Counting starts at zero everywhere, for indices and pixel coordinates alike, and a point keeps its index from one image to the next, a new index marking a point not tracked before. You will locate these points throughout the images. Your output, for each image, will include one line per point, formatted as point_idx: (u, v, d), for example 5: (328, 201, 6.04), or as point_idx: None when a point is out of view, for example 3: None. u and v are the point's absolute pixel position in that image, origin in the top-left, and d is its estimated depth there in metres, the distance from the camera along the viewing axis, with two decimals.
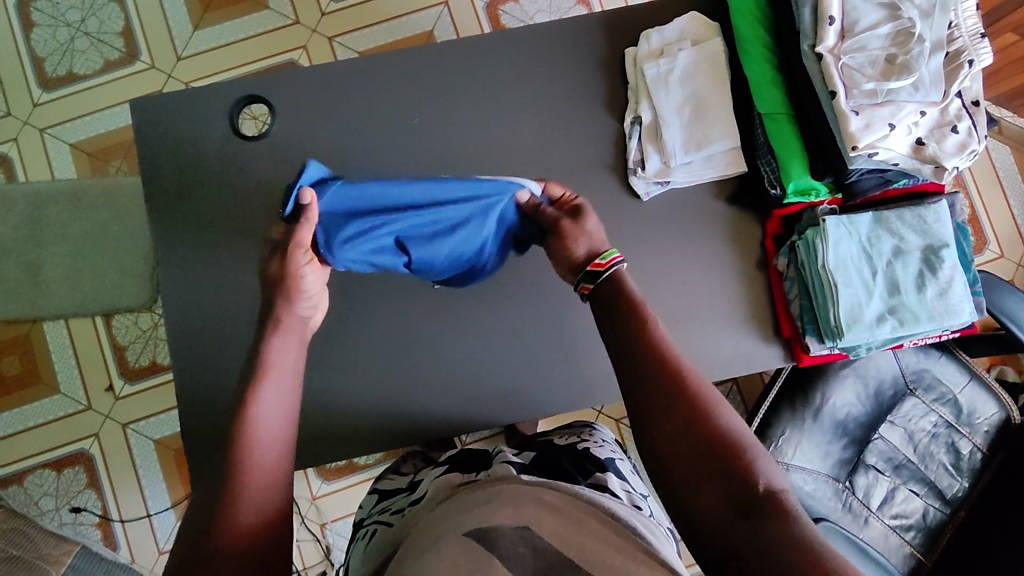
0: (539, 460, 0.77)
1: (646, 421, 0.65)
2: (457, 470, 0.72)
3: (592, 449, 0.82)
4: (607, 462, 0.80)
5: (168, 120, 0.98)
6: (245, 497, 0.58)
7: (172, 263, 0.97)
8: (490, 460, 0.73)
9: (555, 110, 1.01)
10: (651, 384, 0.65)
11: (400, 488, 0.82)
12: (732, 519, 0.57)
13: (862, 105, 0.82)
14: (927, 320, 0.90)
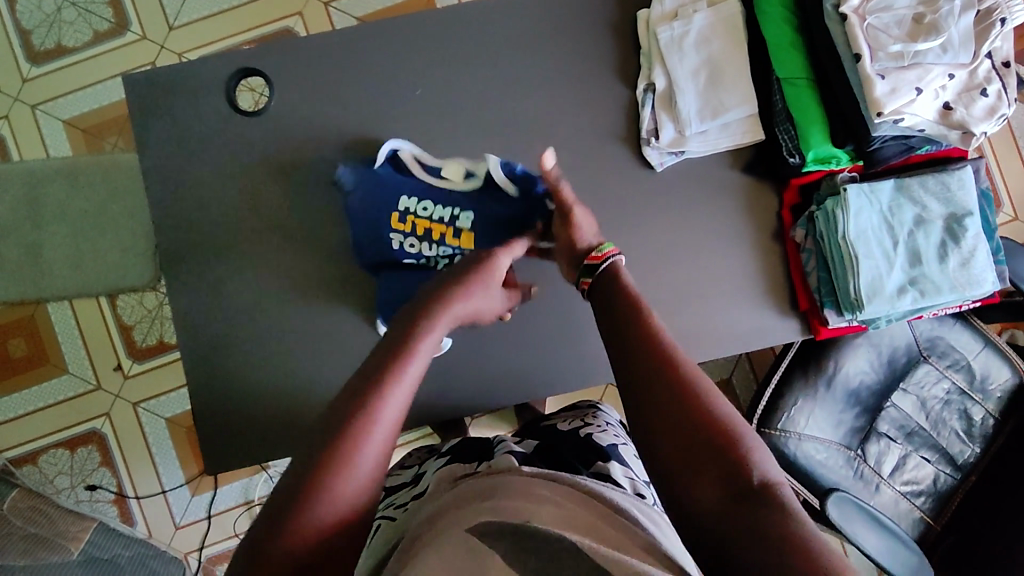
0: (541, 449, 0.75)
1: (639, 410, 0.61)
2: (458, 462, 0.71)
3: (594, 435, 0.79)
4: (608, 448, 0.77)
5: (165, 97, 0.95)
6: (341, 494, 0.50)
7: (176, 246, 0.95)
8: (489, 452, 0.72)
9: (564, 78, 0.97)
10: (646, 377, 0.62)
11: (404, 481, 0.81)
12: (726, 513, 0.52)
13: (888, 69, 0.78)
14: (950, 291, 0.88)
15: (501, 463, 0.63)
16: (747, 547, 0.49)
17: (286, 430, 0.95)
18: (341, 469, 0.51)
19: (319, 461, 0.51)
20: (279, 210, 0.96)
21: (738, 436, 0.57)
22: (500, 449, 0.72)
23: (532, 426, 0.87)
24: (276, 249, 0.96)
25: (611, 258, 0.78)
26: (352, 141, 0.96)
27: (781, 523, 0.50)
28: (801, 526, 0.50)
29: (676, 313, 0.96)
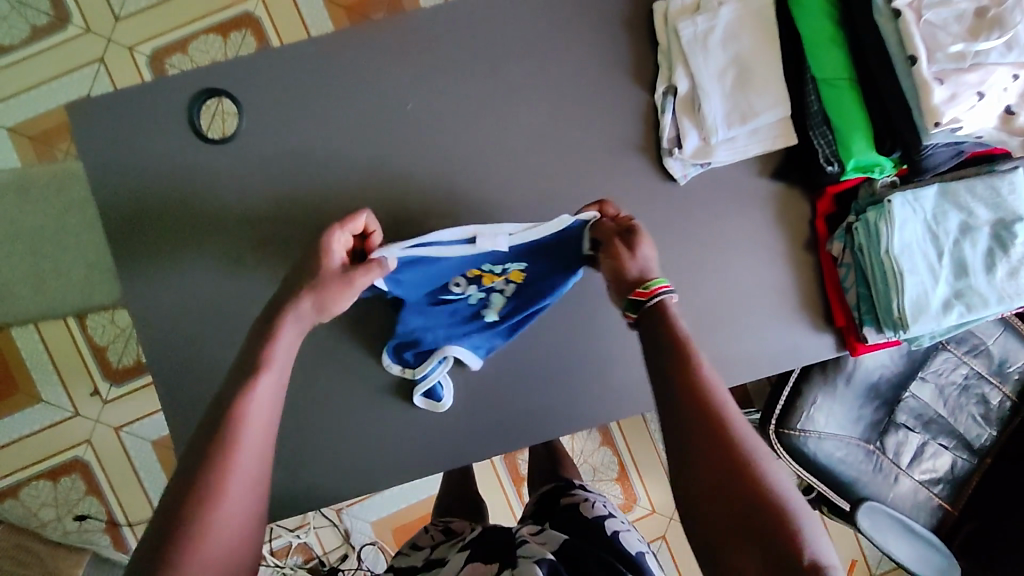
0: (565, 549, 0.65)
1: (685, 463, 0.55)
2: (481, 559, 0.65)
3: (622, 537, 0.70)
4: (639, 558, 0.67)
5: (120, 124, 0.82)
6: (205, 549, 0.49)
7: (148, 294, 0.84)
8: (514, 554, 0.63)
9: (574, 82, 0.87)
10: (691, 428, 0.56)
11: (417, 568, 0.74)
12: None
13: (946, 71, 0.70)
14: (997, 303, 0.82)
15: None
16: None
17: (289, 490, 0.86)
18: (199, 532, 0.50)
19: (174, 518, 0.50)
20: (262, 247, 0.85)
21: (782, 511, 0.51)
22: (526, 552, 0.62)
23: (551, 510, 0.80)
24: (259, 291, 0.85)
25: (661, 295, 0.64)
26: (339, 164, 0.85)
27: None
28: None
29: (705, 337, 0.89)
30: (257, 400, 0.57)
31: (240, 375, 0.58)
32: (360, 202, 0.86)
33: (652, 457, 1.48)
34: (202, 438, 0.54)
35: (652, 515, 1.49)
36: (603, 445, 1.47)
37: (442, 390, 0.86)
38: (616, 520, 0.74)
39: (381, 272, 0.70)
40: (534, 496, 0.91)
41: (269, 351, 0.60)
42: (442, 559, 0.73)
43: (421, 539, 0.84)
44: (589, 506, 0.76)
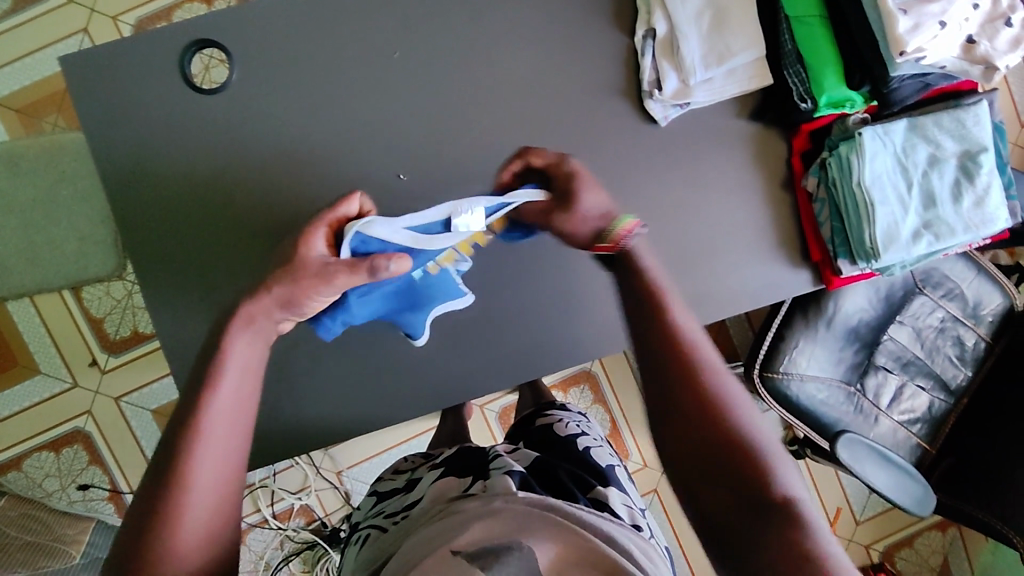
0: (536, 464, 0.67)
1: (666, 412, 0.62)
2: (455, 474, 0.67)
3: (592, 453, 0.73)
4: (607, 470, 0.70)
5: (110, 79, 0.84)
6: (182, 543, 0.53)
7: (146, 246, 0.86)
8: (487, 467, 0.65)
9: (556, 28, 0.90)
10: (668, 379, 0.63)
11: (397, 488, 0.77)
12: (741, 522, 0.56)
13: (909, 3, 0.73)
14: (964, 231, 0.86)
15: (498, 484, 0.57)
16: (753, 551, 0.54)
17: (292, 433, 0.89)
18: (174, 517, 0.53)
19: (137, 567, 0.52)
20: (256, 196, 0.87)
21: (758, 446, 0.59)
22: (498, 464, 0.64)
23: (526, 429, 0.84)
24: (255, 238, 0.88)
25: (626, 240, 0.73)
26: (330, 114, 0.87)
27: (787, 534, 0.53)
28: (815, 541, 0.54)
29: (689, 275, 0.92)
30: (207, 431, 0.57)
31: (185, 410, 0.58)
32: (350, 150, 0.88)
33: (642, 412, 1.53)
34: (163, 456, 0.56)
35: (644, 469, 1.53)
36: (594, 402, 1.51)
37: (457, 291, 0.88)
38: (588, 438, 0.78)
39: (365, 278, 0.68)
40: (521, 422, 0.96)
41: (218, 372, 0.60)
42: (420, 477, 0.75)
43: (403, 464, 0.86)
44: (562, 426, 0.80)
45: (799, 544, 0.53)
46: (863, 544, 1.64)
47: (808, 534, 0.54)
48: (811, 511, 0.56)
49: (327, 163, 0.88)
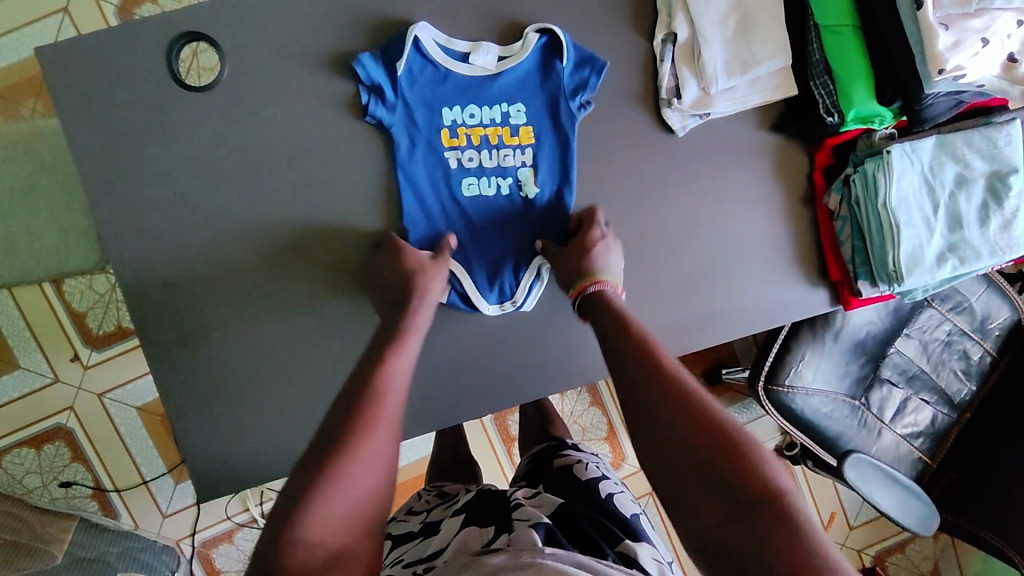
0: (559, 513, 0.65)
1: (648, 420, 0.61)
2: (475, 524, 0.64)
3: (615, 499, 0.70)
4: (633, 519, 0.68)
5: (91, 70, 0.78)
6: (345, 494, 0.57)
7: (127, 250, 0.80)
8: (510, 519, 0.62)
9: (568, 28, 0.85)
10: (651, 388, 0.63)
11: (412, 533, 0.74)
12: (729, 523, 0.53)
13: (951, 17, 0.69)
14: (989, 255, 0.83)
15: (524, 540, 0.54)
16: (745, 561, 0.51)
17: (284, 447, 0.85)
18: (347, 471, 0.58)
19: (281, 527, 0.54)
20: (248, 199, 0.82)
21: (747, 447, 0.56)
22: (522, 516, 0.62)
23: (543, 471, 0.80)
24: (245, 242, 0.82)
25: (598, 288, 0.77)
26: (328, 114, 0.82)
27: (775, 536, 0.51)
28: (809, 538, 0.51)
29: (703, 293, 0.88)
30: (389, 395, 0.66)
31: (377, 351, 0.72)
32: (349, 154, 0.83)
33: None
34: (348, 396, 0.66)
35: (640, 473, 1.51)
36: (591, 406, 1.48)
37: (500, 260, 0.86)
38: (610, 481, 0.75)
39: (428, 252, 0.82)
40: (529, 454, 0.92)
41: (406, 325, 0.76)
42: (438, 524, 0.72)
43: (416, 504, 0.83)
44: (582, 467, 0.77)
45: (791, 542, 0.50)
46: (855, 549, 1.63)
47: (802, 535, 0.50)
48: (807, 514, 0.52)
49: (324, 166, 0.83)
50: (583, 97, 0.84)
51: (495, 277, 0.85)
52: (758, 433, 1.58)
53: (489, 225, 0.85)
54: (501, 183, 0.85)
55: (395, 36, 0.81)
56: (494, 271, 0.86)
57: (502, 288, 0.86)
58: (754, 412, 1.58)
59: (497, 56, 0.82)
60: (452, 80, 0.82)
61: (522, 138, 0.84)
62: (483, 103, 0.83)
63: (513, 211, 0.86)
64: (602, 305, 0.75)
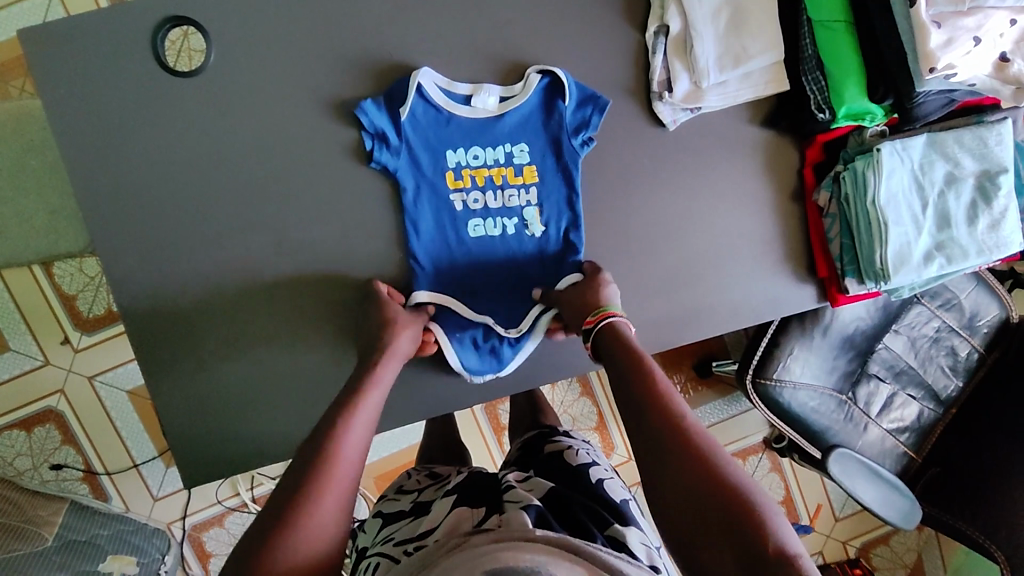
0: (551, 495, 0.64)
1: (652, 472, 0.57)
2: (467, 503, 0.63)
3: (605, 484, 0.70)
4: (622, 504, 0.68)
5: (78, 53, 0.77)
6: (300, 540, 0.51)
7: (113, 236, 0.79)
8: (501, 500, 0.61)
9: (562, 19, 0.84)
10: (658, 438, 0.59)
11: (403, 512, 0.73)
12: None
13: (944, 14, 0.68)
14: (977, 255, 0.83)
15: (516, 521, 0.53)
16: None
17: (272, 434, 0.85)
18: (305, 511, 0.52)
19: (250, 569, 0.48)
20: (235, 185, 0.81)
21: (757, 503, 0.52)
22: (515, 497, 0.61)
23: (534, 457, 0.79)
24: (231, 230, 0.81)
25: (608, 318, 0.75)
26: (317, 102, 0.82)
27: None
28: None
29: (691, 287, 0.88)
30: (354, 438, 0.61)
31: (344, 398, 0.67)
32: (339, 142, 0.82)
33: None
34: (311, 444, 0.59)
35: (629, 463, 1.52)
36: (581, 396, 1.48)
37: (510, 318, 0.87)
38: (600, 467, 0.75)
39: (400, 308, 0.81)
40: (519, 440, 0.92)
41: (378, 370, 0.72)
42: (428, 504, 0.71)
43: (407, 484, 0.83)
44: (572, 454, 0.77)
45: None
46: (840, 540, 1.65)
47: None
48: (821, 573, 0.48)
49: (312, 154, 0.82)
50: (584, 136, 0.84)
51: (482, 353, 0.86)
52: (746, 426, 1.60)
53: (496, 270, 0.86)
54: (507, 224, 0.85)
55: (398, 81, 0.82)
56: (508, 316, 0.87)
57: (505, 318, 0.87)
58: (743, 404, 1.60)
59: (498, 98, 0.83)
60: (455, 123, 0.83)
61: (526, 177, 0.84)
62: (486, 143, 0.84)
63: (521, 247, 0.86)
64: (608, 346, 0.72)
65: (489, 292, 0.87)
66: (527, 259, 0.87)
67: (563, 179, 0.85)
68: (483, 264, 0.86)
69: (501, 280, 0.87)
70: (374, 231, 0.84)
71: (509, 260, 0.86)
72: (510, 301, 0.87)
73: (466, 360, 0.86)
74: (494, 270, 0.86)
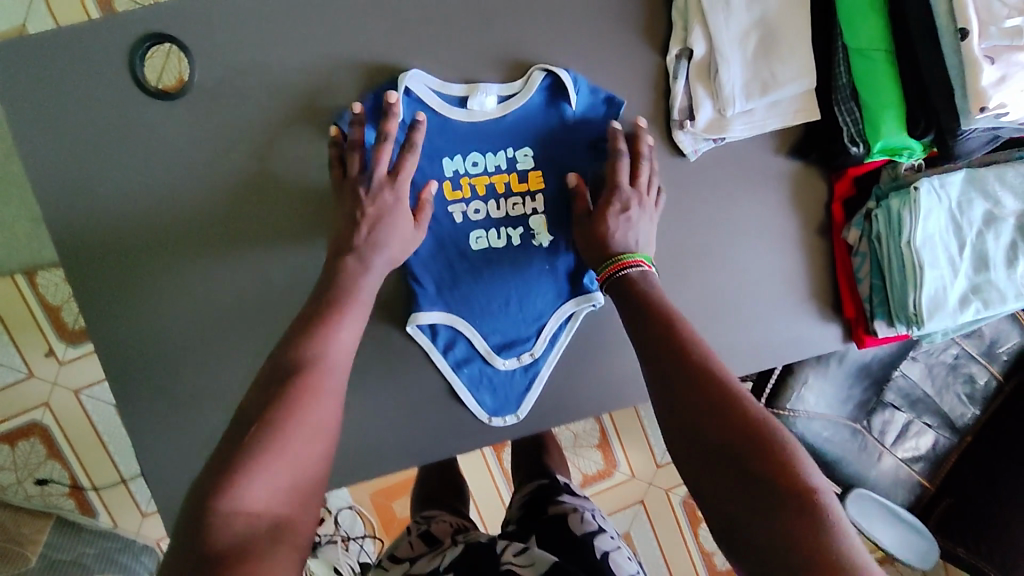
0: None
1: (672, 401, 0.56)
2: None
3: (610, 560, 0.69)
4: None
5: (53, 69, 0.71)
6: (263, 473, 0.49)
7: (94, 266, 0.74)
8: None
9: (579, 37, 0.78)
10: (678, 371, 0.57)
11: None
12: (756, 515, 0.48)
13: (997, 48, 0.63)
14: (1016, 299, 0.77)
15: None
16: (782, 566, 0.46)
17: None
18: (273, 442, 0.50)
19: (216, 479, 0.47)
20: (223, 214, 0.75)
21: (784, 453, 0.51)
22: None
23: (537, 520, 0.79)
24: (220, 261, 0.76)
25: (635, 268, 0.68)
26: (313, 126, 0.76)
27: (807, 538, 0.46)
28: (837, 537, 0.46)
29: (709, 327, 0.83)
30: (328, 367, 0.57)
31: (324, 311, 0.62)
32: (334, 169, 0.77)
33: (634, 427, 1.44)
34: (281, 366, 0.56)
35: (631, 482, 1.44)
36: None
37: (520, 341, 0.81)
38: (606, 536, 0.74)
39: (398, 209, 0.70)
40: (519, 491, 0.91)
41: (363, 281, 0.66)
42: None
43: (400, 546, 0.80)
44: (577, 521, 0.76)
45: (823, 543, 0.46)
46: None
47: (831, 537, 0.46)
48: (837, 512, 0.48)
49: (305, 180, 0.77)
50: (597, 142, 0.79)
51: (499, 397, 0.82)
52: None
53: (501, 291, 0.80)
54: (512, 234, 0.79)
55: (386, 83, 0.76)
56: (519, 338, 0.81)
57: (517, 345, 0.81)
58: None
59: (496, 98, 0.77)
60: (451, 128, 0.77)
61: (532, 184, 0.79)
62: (487, 149, 0.78)
63: (528, 262, 0.80)
64: (627, 292, 0.67)
65: (497, 314, 0.81)
66: (538, 275, 0.81)
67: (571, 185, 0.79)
68: (489, 281, 0.80)
69: (508, 297, 0.81)
70: None
71: (519, 277, 0.80)
72: (521, 322, 0.81)
73: (479, 397, 0.81)
74: (502, 288, 0.81)
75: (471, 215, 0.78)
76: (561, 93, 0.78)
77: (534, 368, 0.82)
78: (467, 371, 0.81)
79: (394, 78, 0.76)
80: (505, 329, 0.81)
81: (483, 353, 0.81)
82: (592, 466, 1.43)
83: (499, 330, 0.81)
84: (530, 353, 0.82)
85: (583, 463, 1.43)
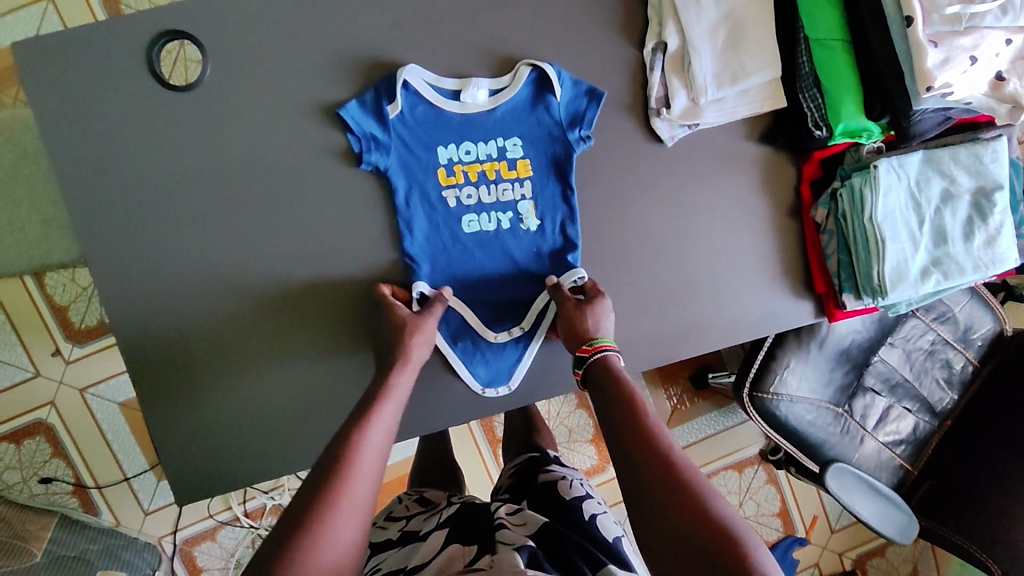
0: (543, 530, 0.67)
1: (639, 500, 0.60)
2: (458, 539, 0.67)
3: (596, 519, 0.73)
4: (614, 541, 0.70)
5: (74, 66, 0.76)
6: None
7: (109, 249, 0.79)
8: (492, 538, 0.65)
9: (562, 32, 0.84)
10: (646, 472, 0.61)
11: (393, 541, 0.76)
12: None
13: (940, 34, 0.69)
14: (973, 271, 0.83)
15: (507, 560, 0.57)
16: None
17: (265, 448, 0.84)
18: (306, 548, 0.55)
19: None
20: (230, 200, 0.80)
21: (741, 541, 0.54)
22: (505, 538, 0.64)
23: (528, 488, 0.83)
24: (227, 244, 0.81)
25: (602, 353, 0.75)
26: (315, 115, 0.81)
27: None
28: None
29: (687, 303, 0.88)
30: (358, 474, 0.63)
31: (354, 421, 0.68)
32: (334, 156, 0.82)
33: None
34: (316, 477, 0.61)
35: None
36: (577, 408, 1.46)
37: (511, 316, 0.87)
38: (592, 501, 0.78)
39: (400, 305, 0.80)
40: (511, 464, 0.95)
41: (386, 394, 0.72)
42: (420, 534, 0.74)
43: (396, 509, 0.85)
44: (566, 486, 0.80)
45: None
46: (836, 551, 1.64)
47: None
48: None
49: (307, 167, 0.82)
50: (581, 132, 0.84)
51: (492, 369, 0.87)
52: (742, 437, 1.59)
53: (494, 269, 0.86)
54: (502, 218, 0.85)
55: (384, 77, 0.81)
56: (510, 314, 0.87)
57: (508, 321, 0.87)
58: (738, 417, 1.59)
59: (487, 92, 0.82)
60: (445, 119, 0.82)
61: (520, 171, 0.84)
62: (478, 139, 0.83)
63: (518, 243, 0.86)
64: (602, 386, 0.72)
65: (489, 291, 0.86)
66: (526, 255, 0.86)
67: (556, 173, 0.85)
68: (481, 261, 0.85)
69: (499, 276, 0.86)
70: (371, 245, 0.84)
71: (508, 257, 0.86)
72: (512, 298, 0.87)
73: (472, 369, 0.86)
74: (493, 267, 0.86)
75: (463, 199, 0.84)
76: (547, 86, 0.83)
77: (524, 342, 0.87)
78: (462, 344, 0.85)
79: (391, 72, 0.82)
80: (496, 305, 0.87)
81: (478, 328, 0.86)
82: (586, 461, 1.47)
83: (491, 305, 0.87)
84: (521, 327, 0.87)
85: (577, 458, 1.47)
